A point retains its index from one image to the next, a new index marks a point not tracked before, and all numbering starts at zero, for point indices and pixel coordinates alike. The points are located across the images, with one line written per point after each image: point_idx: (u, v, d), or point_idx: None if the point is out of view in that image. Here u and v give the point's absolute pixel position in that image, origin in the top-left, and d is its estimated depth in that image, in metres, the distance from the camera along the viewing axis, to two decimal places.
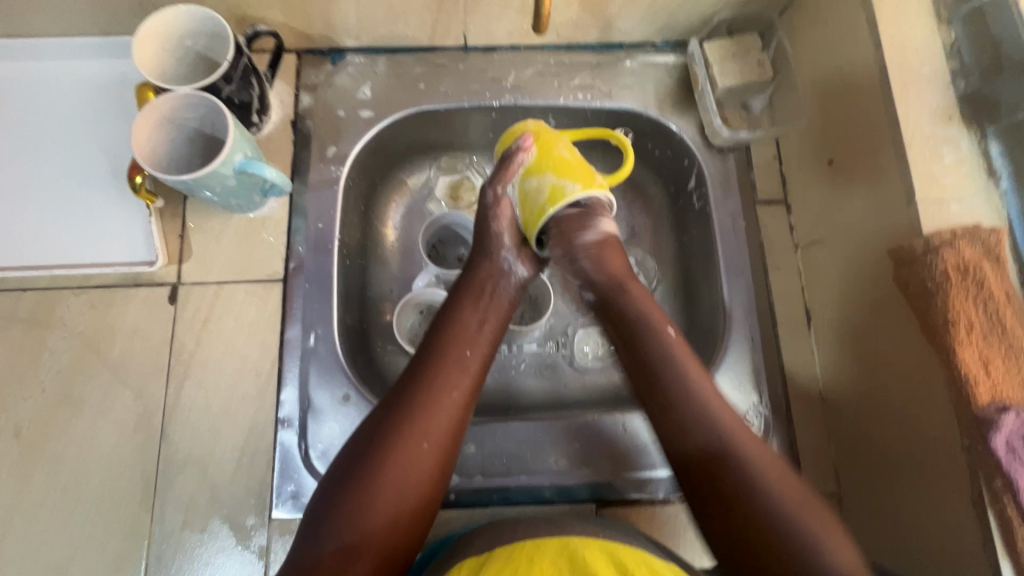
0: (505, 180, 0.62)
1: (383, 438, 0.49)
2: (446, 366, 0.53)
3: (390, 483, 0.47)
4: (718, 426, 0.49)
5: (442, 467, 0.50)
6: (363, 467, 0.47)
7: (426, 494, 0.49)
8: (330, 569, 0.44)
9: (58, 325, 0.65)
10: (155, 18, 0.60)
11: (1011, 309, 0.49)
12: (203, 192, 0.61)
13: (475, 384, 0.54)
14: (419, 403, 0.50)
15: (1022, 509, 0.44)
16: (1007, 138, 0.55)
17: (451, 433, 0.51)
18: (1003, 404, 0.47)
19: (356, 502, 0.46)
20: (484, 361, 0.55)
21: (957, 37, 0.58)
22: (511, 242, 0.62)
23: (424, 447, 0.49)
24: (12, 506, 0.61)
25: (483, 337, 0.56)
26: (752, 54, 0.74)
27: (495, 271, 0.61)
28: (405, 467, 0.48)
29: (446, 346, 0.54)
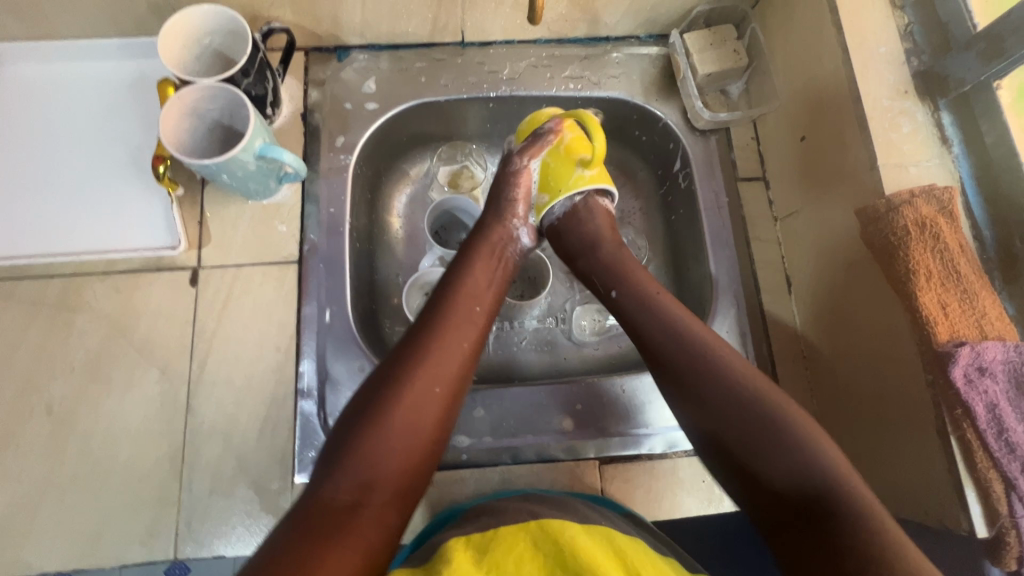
0: (529, 154, 0.69)
1: (398, 382, 0.53)
2: (456, 320, 0.58)
3: (405, 421, 0.51)
4: (714, 369, 0.54)
5: (450, 412, 0.54)
6: (376, 408, 0.51)
7: (437, 434, 0.53)
8: (346, 501, 0.47)
9: (85, 308, 0.69)
10: (178, 18, 0.64)
11: (965, 259, 0.55)
12: (224, 177, 0.65)
13: (480, 337, 0.59)
14: (431, 351, 0.55)
15: (980, 432, 0.50)
16: (957, 107, 0.60)
17: (460, 379, 0.55)
18: (960, 340, 0.52)
19: (371, 440, 0.50)
20: (488, 317, 0.60)
21: (909, 21, 0.64)
22: (523, 212, 0.69)
23: (435, 391, 0.53)
24: (46, 478, 0.64)
25: (488, 295, 0.61)
26: (728, 44, 0.80)
27: (504, 237, 0.67)
28: (416, 410, 0.52)
29: (453, 303, 0.59)
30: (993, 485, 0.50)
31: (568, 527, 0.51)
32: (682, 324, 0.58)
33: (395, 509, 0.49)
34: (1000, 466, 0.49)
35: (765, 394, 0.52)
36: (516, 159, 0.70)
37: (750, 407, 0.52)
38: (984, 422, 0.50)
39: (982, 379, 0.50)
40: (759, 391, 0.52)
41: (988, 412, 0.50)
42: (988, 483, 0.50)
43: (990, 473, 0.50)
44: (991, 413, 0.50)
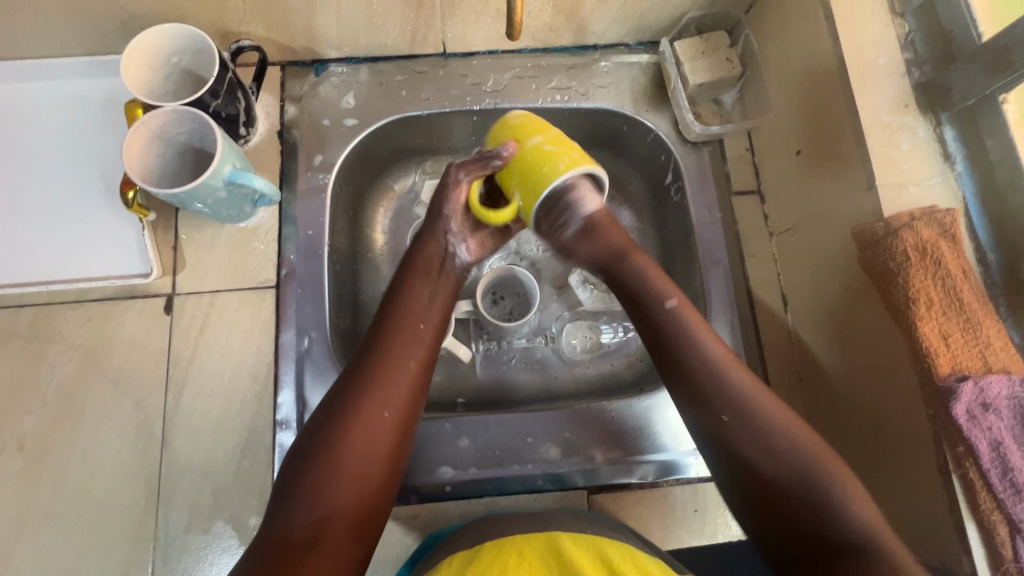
0: (467, 168, 0.64)
1: (345, 410, 0.50)
2: (401, 339, 0.55)
3: (355, 451, 0.48)
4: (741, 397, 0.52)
5: (403, 433, 0.52)
6: (325, 438, 0.48)
7: (391, 462, 0.50)
8: (301, 538, 0.45)
9: (57, 339, 0.67)
10: (142, 39, 0.62)
11: (968, 285, 0.52)
12: (195, 205, 0.63)
13: (428, 353, 0.56)
14: (377, 373, 0.52)
15: (984, 473, 0.48)
16: (960, 122, 0.57)
17: (411, 401, 0.53)
18: (963, 374, 0.49)
19: (321, 472, 0.47)
20: (436, 332, 0.58)
21: (910, 30, 0.61)
22: (458, 226, 0.65)
23: (385, 415, 0.50)
24: (19, 516, 0.62)
25: (434, 312, 0.58)
26: (721, 52, 0.77)
27: (439, 252, 0.63)
28: (366, 435, 0.49)
29: (398, 320, 0.56)
30: (997, 528, 0.47)
31: (557, 534, 0.51)
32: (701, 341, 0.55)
33: (353, 542, 0.47)
34: (1005, 507, 0.47)
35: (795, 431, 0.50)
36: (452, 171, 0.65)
37: (776, 435, 0.50)
38: (988, 461, 0.47)
39: (987, 417, 0.48)
40: (780, 422, 0.51)
41: (992, 450, 0.47)
42: (992, 526, 0.48)
43: (993, 515, 0.48)
44: (996, 451, 0.47)
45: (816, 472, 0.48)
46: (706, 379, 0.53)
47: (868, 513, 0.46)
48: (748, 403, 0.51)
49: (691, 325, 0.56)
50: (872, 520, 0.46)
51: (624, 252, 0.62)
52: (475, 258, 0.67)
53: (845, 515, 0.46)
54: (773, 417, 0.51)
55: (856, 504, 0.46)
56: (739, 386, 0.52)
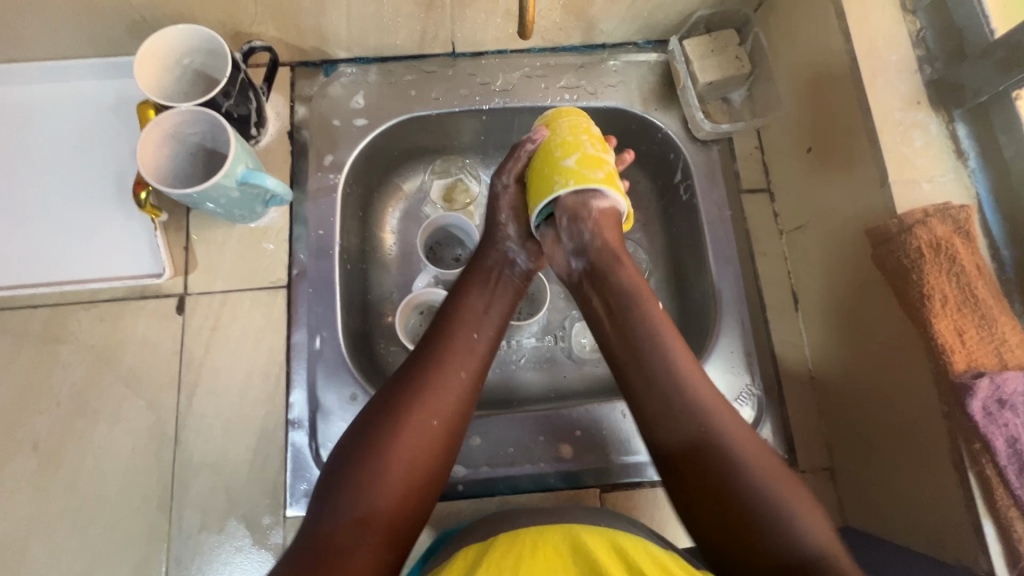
0: (512, 171, 0.63)
1: (395, 416, 0.50)
2: (455, 348, 0.54)
3: (403, 457, 0.49)
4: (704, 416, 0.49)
5: (450, 445, 0.52)
6: (373, 443, 0.49)
7: (436, 472, 0.50)
8: (342, 541, 0.45)
9: (69, 339, 0.67)
10: (155, 40, 0.62)
11: (983, 282, 0.52)
12: (207, 205, 0.63)
13: (481, 366, 0.55)
14: (430, 381, 0.52)
15: (1000, 469, 0.48)
16: (973, 119, 0.57)
17: (461, 413, 0.52)
18: (978, 370, 0.49)
19: (367, 475, 0.47)
20: (490, 345, 0.57)
21: (921, 27, 0.61)
22: (520, 233, 0.64)
23: (434, 425, 0.50)
24: (33, 515, 0.63)
25: (489, 324, 0.58)
26: (730, 50, 0.77)
27: (500, 260, 0.62)
28: (414, 442, 0.49)
29: (453, 330, 0.56)
30: (1013, 524, 0.47)
31: (573, 527, 0.50)
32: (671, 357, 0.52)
33: (389, 548, 0.47)
34: (1021, 504, 0.46)
35: (746, 453, 0.48)
36: (498, 177, 0.65)
37: (737, 447, 0.48)
38: (1005, 457, 0.47)
39: (1003, 412, 0.47)
40: (734, 443, 0.48)
41: (1009, 446, 0.47)
42: (1008, 523, 0.48)
43: (1010, 511, 0.47)
44: (1013, 448, 0.47)
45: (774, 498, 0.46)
46: (671, 403, 0.50)
47: (821, 532, 0.45)
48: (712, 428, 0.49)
49: (659, 327, 0.53)
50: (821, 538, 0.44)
51: (616, 255, 0.57)
52: (535, 265, 0.65)
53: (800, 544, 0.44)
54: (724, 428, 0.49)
55: (816, 526, 0.45)
56: (698, 398, 0.50)
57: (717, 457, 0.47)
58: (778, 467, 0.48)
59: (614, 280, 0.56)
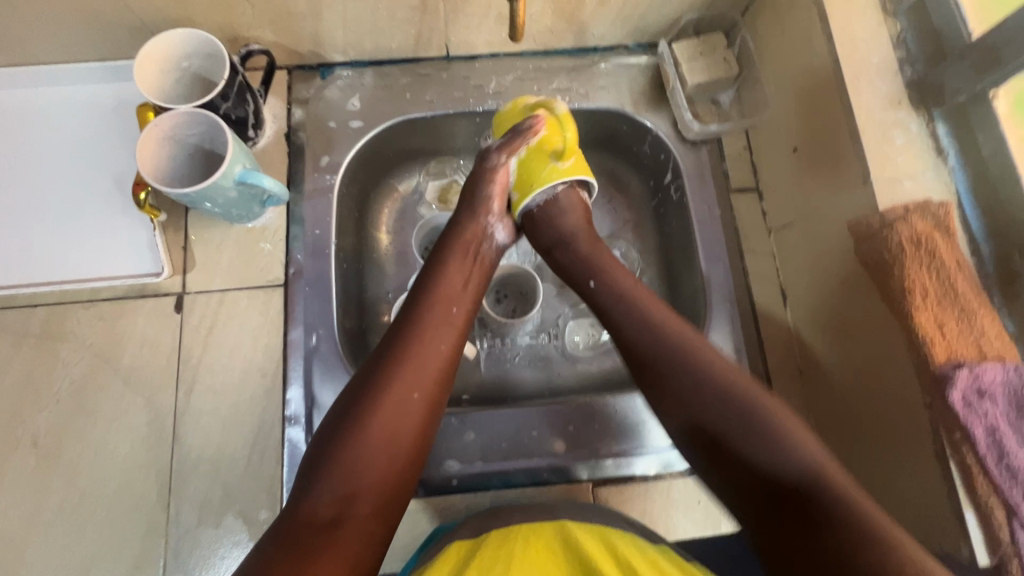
0: (510, 150, 0.67)
1: (373, 391, 0.51)
2: (433, 322, 0.56)
3: (383, 431, 0.49)
4: (730, 397, 0.52)
5: (430, 416, 0.52)
6: (353, 419, 0.50)
7: (418, 445, 0.51)
8: (328, 515, 0.46)
9: (69, 338, 0.68)
10: (154, 43, 0.64)
11: (962, 275, 0.53)
12: (205, 205, 0.65)
13: (459, 339, 0.56)
14: (406, 355, 0.53)
15: (980, 458, 0.49)
16: (951, 118, 0.59)
17: (440, 384, 0.53)
18: (958, 361, 0.51)
19: (349, 451, 0.48)
20: (467, 317, 0.58)
21: (902, 30, 0.62)
22: (498, 209, 0.67)
23: (414, 397, 0.51)
24: (32, 511, 0.63)
25: (466, 296, 0.59)
26: (718, 53, 0.79)
27: (479, 232, 0.64)
28: (394, 416, 0.50)
29: (429, 303, 0.57)
30: (994, 512, 0.48)
31: (567, 520, 0.52)
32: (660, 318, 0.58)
33: (378, 521, 0.48)
34: (1002, 492, 0.48)
35: (755, 395, 0.52)
36: (493, 155, 0.67)
37: (747, 428, 0.50)
38: (985, 446, 0.48)
39: (982, 403, 0.49)
40: (742, 385, 0.52)
41: (988, 435, 0.48)
42: (989, 510, 0.49)
43: (990, 499, 0.49)
44: (991, 437, 0.48)
45: (761, 424, 0.50)
46: (706, 393, 0.52)
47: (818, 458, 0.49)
48: (699, 367, 0.54)
49: (670, 331, 0.56)
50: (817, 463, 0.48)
51: (571, 237, 0.66)
52: (511, 239, 0.69)
53: (797, 466, 0.48)
54: (749, 402, 0.51)
55: (818, 453, 0.49)
56: (711, 367, 0.54)
57: (739, 434, 0.50)
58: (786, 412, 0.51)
59: (612, 296, 0.60)
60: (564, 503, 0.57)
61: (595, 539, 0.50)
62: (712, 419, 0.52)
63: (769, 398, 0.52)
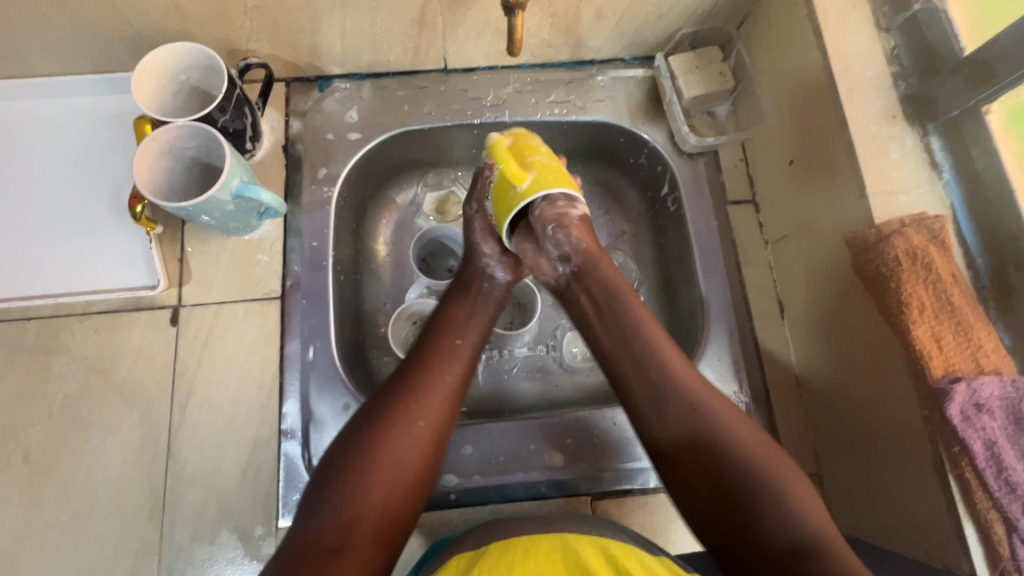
0: (481, 197, 0.66)
1: (382, 419, 0.51)
2: (440, 356, 0.56)
3: (390, 460, 0.49)
4: (706, 429, 0.50)
5: (436, 447, 0.52)
6: (362, 443, 0.49)
7: (423, 475, 0.51)
8: (330, 541, 0.45)
9: (63, 351, 0.68)
10: (153, 57, 0.64)
11: (958, 289, 0.54)
12: (202, 218, 0.64)
13: (465, 372, 0.57)
14: (414, 384, 0.53)
15: (979, 471, 0.49)
16: (946, 132, 0.59)
17: (446, 416, 0.53)
18: (956, 375, 0.51)
19: (356, 476, 0.48)
20: (473, 351, 0.59)
21: (895, 45, 0.63)
22: (493, 248, 0.65)
23: (420, 426, 0.51)
24: (23, 528, 0.62)
25: (472, 330, 0.60)
26: (714, 66, 0.79)
27: (481, 270, 0.65)
28: (400, 443, 0.50)
29: (437, 339, 0.58)
30: (993, 526, 0.48)
31: (565, 533, 0.52)
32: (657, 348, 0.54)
33: (379, 549, 0.47)
34: (1000, 506, 0.48)
35: (743, 438, 0.50)
36: (469, 205, 0.67)
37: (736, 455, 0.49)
38: (983, 460, 0.49)
39: (980, 416, 0.49)
40: (727, 429, 0.50)
41: (986, 449, 0.49)
42: (988, 524, 0.49)
43: (989, 513, 0.49)
44: (989, 450, 0.48)
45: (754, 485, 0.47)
46: (686, 411, 0.51)
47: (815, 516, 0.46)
48: (702, 409, 0.51)
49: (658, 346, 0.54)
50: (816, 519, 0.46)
51: (588, 254, 0.59)
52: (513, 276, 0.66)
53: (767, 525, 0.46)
54: (727, 429, 0.50)
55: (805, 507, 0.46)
56: (701, 401, 0.51)
57: (725, 449, 0.49)
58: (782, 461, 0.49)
59: (596, 282, 0.58)
60: (561, 516, 0.57)
61: (593, 548, 0.50)
62: (682, 439, 0.50)
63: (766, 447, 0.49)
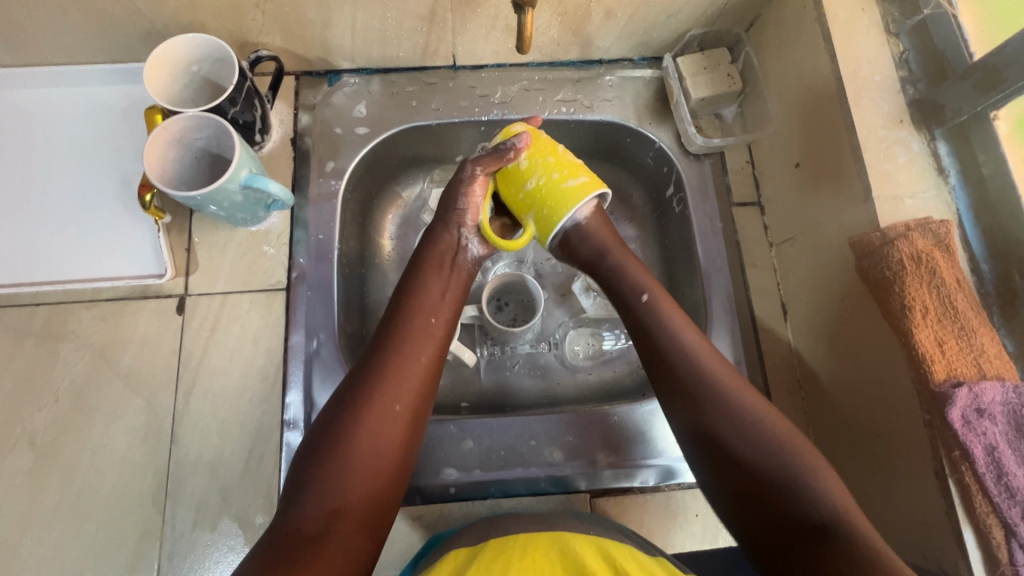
0: (486, 167, 0.63)
1: (358, 404, 0.51)
2: (412, 334, 0.56)
3: (368, 443, 0.50)
4: (761, 426, 0.52)
5: (412, 428, 0.53)
6: (339, 430, 0.50)
7: (401, 457, 0.52)
8: (314, 529, 0.46)
9: (70, 337, 0.68)
10: (165, 47, 0.64)
11: (962, 294, 0.54)
12: (210, 207, 0.65)
13: (438, 350, 0.57)
14: (387, 367, 0.53)
15: (979, 476, 0.49)
16: (953, 138, 0.59)
17: (420, 395, 0.54)
18: (957, 380, 0.51)
19: (335, 463, 0.48)
20: (446, 329, 0.59)
21: (904, 50, 0.63)
22: (472, 223, 0.65)
23: (396, 409, 0.52)
24: (27, 511, 0.63)
25: (444, 307, 0.60)
26: (722, 67, 0.80)
27: (455, 244, 0.64)
28: (377, 429, 0.50)
29: (409, 317, 0.57)
30: (992, 531, 0.48)
31: (563, 532, 0.52)
32: (671, 323, 0.58)
33: (363, 534, 0.48)
34: (999, 511, 0.48)
35: (770, 422, 0.52)
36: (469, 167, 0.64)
37: (756, 445, 0.51)
38: (983, 465, 0.48)
39: (981, 421, 0.49)
40: (753, 411, 0.52)
41: (987, 454, 0.49)
42: (986, 529, 0.49)
43: (988, 518, 0.49)
44: (990, 456, 0.48)
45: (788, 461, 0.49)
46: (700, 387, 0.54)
47: (839, 497, 0.48)
48: (725, 392, 0.53)
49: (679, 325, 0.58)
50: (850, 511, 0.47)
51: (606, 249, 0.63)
52: (486, 250, 0.66)
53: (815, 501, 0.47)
54: (761, 420, 0.52)
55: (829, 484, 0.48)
56: (708, 366, 0.55)
57: (742, 429, 0.52)
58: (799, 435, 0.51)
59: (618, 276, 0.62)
60: (560, 513, 0.57)
61: (592, 549, 0.49)
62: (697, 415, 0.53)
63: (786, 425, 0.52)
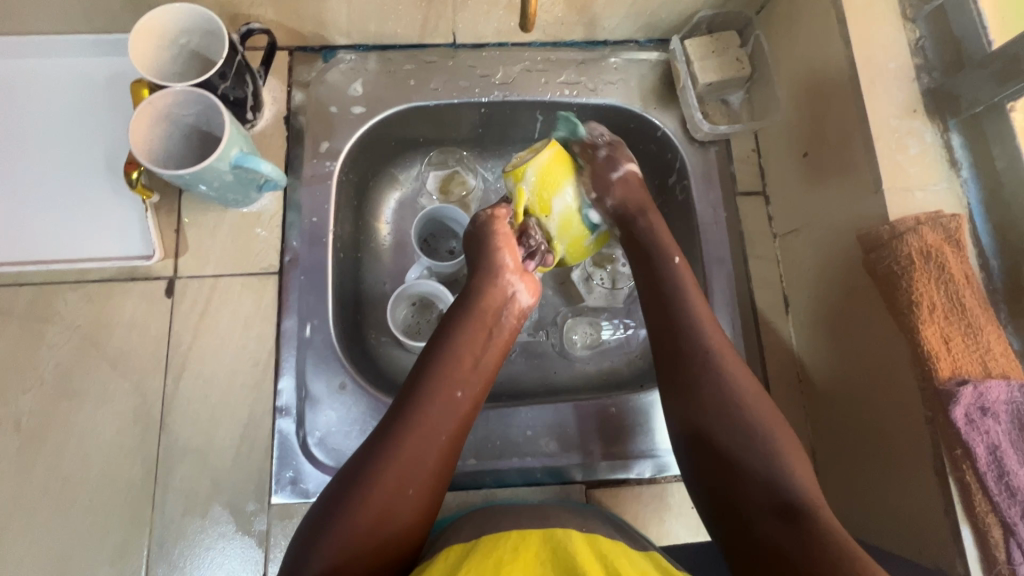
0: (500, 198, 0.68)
1: (374, 476, 0.49)
2: (436, 408, 0.54)
3: (377, 522, 0.48)
4: (760, 424, 0.53)
5: (425, 507, 0.51)
6: (352, 501, 0.48)
7: (410, 535, 0.50)
8: None
9: (55, 319, 0.66)
10: (151, 16, 0.61)
11: (969, 290, 0.53)
12: (200, 187, 0.63)
13: (458, 428, 0.55)
14: (405, 448, 0.51)
15: (980, 475, 0.48)
16: (967, 129, 0.58)
17: (438, 476, 0.52)
18: (962, 378, 0.50)
19: (343, 537, 0.47)
20: (471, 404, 0.57)
21: (920, 36, 0.61)
22: (517, 269, 0.64)
23: (411, 490, 0.50)
24: (13, 495, 0.62)
25: (474, 381, 0.57)
26: (731, 51, 0.77)
27: (500, 300, 0.62)
28: (390, 507, 0.49)
29: (434, 385, 0.55)
30: (990, 529, 0.48)
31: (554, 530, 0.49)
32: (704, 305, 0.59)
33: None
34: (999, 510, 0.48)
35: (763, 398, 0.54)
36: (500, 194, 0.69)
37: (756, 434, 0.52)
38: (985, 464, 0.48)
39: (985, 420, 0.48)
40: (752, 395, 0.54)
41: (989, 453, 0.48)
42: (985, 528, 0.49)
43: (988, 517, 0.48)
44: (993, 455, 0.48)
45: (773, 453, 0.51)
46: (710, 367, 0.56)
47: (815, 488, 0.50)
48: (743, 395, 0.54)
49: (645, 228, 0.66)
50: (811, 489, 0.50)
51: (650, 225, 0.66)
52: (533, 299, 0.65)
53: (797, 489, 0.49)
54: (761, 413, 0.53)
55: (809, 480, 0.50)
56: (733, 367, 0.56)
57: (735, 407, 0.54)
58: (789, 437, 0.53)
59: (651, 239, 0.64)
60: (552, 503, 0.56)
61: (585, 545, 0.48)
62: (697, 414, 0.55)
63: (773, 410, 0.54)
